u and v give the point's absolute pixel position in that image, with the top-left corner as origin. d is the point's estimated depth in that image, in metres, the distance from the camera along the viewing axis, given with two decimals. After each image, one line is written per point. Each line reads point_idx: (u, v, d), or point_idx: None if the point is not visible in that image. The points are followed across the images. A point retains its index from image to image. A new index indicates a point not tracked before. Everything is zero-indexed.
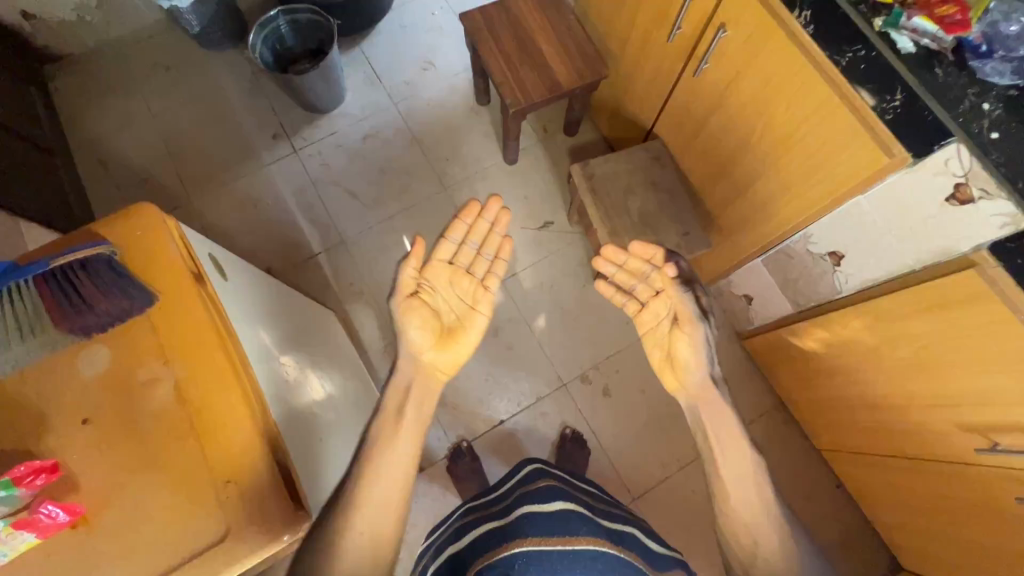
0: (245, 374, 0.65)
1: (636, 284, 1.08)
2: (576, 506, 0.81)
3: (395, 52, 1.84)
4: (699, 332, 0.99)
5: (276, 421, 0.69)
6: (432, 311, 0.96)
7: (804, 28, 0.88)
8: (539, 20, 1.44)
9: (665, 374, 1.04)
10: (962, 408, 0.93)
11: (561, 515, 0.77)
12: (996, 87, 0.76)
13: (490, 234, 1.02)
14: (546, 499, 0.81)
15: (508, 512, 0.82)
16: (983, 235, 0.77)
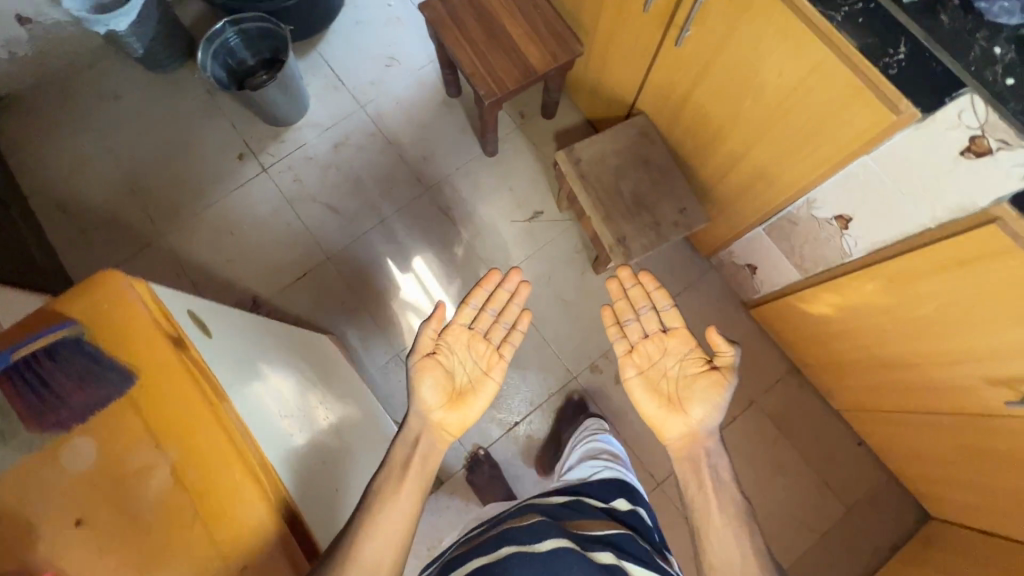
0: (246, 443, 0.61)
1: (642, 311, 1.06)
2: (568, 543, 0.74)
3: (355, 51, 1.74)
4: (733, 381, 0.92)
5: (287, 481, 0.66)
6: (445, 371, 0.93)
7: None
8: (503, 1, 1.36)
9: (668, 423, 0.94)
10: (988, 362, 0.91)
11: (552, 556, 0.71)
12: (1006, 28, 0.70)
13: (509, 307, 1.03)
14: (532, 538, 0.75)
15: (496, 544, 0.77)
16: (1004, 188, 0.73)
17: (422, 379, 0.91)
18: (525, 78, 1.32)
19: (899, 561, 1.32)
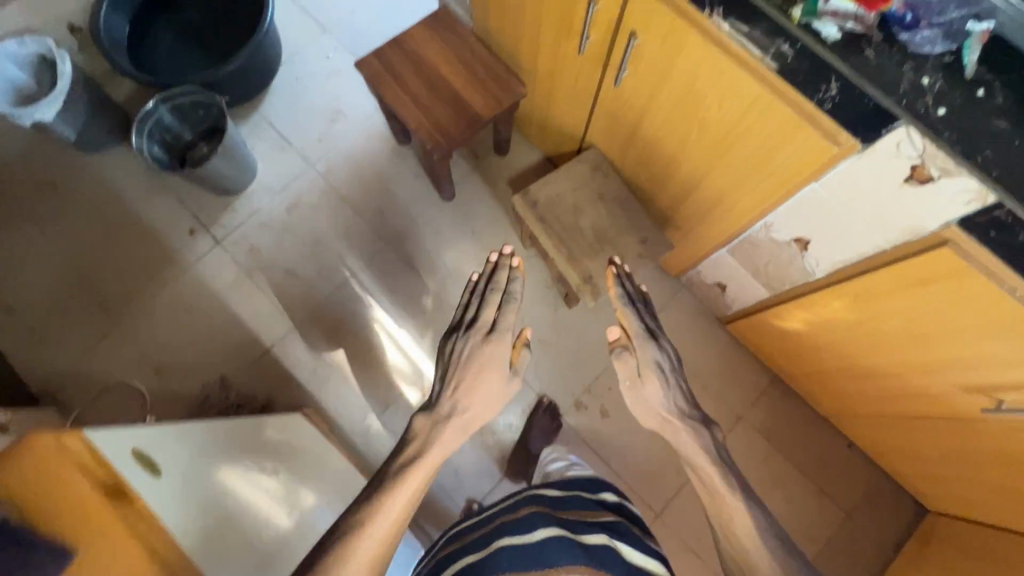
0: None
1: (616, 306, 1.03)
2: (558, 530, 0.77)
3: (299, 108, 1.70)
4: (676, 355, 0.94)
5: None
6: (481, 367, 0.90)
7: (721, 26, 0.80)
8: (440, 51, 1.34)
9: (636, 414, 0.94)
10: (961, 371, 0.91)
11: (543, 545, 0.74)
12: (931, 57, 0.71)
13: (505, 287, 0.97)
14: (525, 530, 0.78)
15: (491, 537, 0.79)
16: (951, 212, 0.73)
17: (475, 394, 0.86)
18: (471, 126, 1.30)
19: (904, 560, 1.32)
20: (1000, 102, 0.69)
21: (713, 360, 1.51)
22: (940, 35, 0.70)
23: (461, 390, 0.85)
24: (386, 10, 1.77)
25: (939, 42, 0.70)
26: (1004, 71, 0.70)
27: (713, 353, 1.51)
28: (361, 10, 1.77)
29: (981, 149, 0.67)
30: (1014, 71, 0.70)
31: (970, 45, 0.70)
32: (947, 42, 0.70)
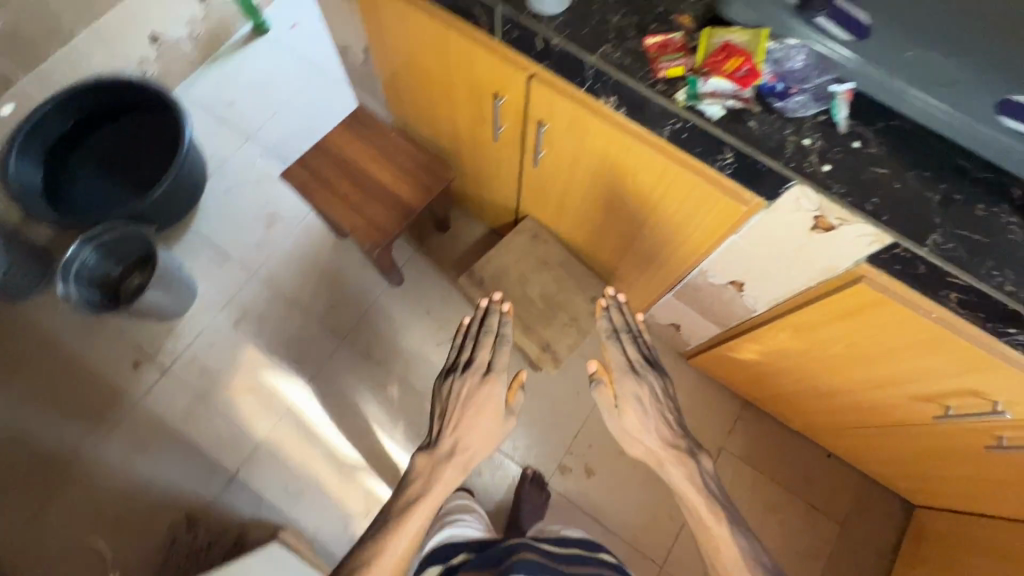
0: None
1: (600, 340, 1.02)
2: None
3: (233, 218, 1.69)
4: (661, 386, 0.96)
5: None
6: None
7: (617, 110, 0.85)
8: (363, 150, 1.36)
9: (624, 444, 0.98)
10: (906, 383, 0.95)
11: None
12: (807, 119, 0.77)
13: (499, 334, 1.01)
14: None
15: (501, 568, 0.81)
16: (857, 252, 0.78)
17: (472, 432, 0.90)
18: (405, 216, 1.31)
19: (904, 562, 1.33)
20: (875, 150, 0.75)
21: (684, 395, 1.53)
22: (810, 99, 0.77)
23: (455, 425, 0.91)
24: (307, 109, 1.80)
25: (812, 104, 0.76)
26: (872, 121, 0.77)
27: (683, 389, 1.53)
28: (282, 113, 1.79)
29: (869, 196, 0.73)
30: (881, 121, 0.77)
31: (838, 104, 0.76)
32: (818, 104, 0.77)
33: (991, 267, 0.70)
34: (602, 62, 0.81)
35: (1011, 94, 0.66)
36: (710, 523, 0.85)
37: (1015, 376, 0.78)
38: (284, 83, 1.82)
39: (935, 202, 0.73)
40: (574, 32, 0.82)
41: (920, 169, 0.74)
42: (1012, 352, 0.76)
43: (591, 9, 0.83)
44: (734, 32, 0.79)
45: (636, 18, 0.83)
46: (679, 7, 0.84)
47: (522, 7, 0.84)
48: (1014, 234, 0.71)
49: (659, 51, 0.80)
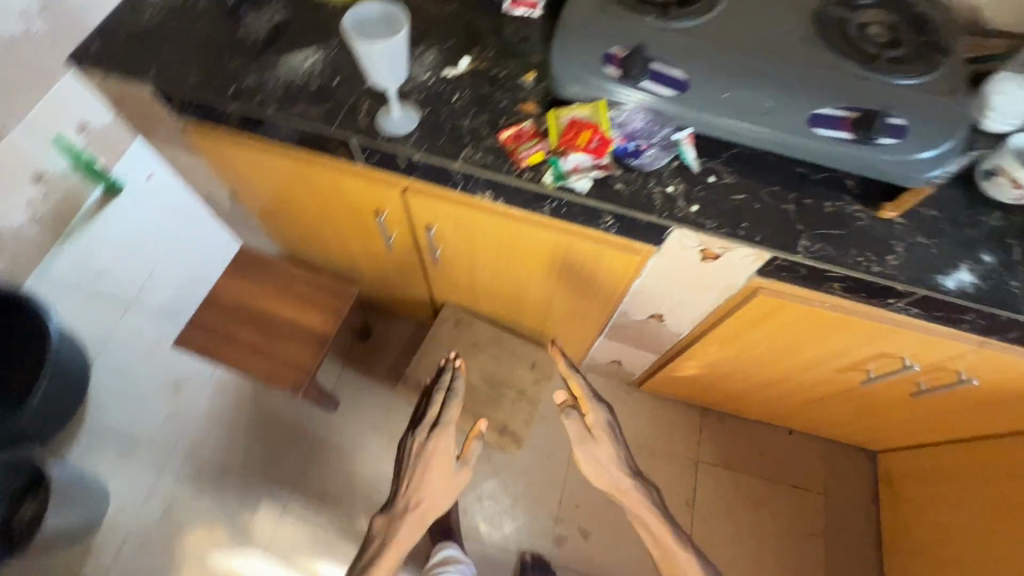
0: None
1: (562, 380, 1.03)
2: None
3: (130, 396, 1.50)
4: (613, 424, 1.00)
5: None
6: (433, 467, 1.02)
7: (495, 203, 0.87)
8: (256, 291, 1.29)
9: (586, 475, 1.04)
10: (831, 360, 1.02)
11: None
12: (664, 168, 0.84)
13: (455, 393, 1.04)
14: None
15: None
16: (747, 270, 0.84)
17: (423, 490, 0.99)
18: (321, 347, 1.25)
19: (889, 512, 1.40)
20: (730, 179, 0.83)
21: (648, 422, 1.54)
22: (659, 150, 0.83)
23: (413, 478, 0.99)
24: (189, 258, 1.69)
25: (663, 155, 0.83)
26: (718, 154, 0.85)
27: (645, 416, 1.54)
28: (162, 269, 1.67)
29: (738, 222, 0.80)
30: (724, 152, 0.85)
31: (684, 150, 0.84)
32: (668, 153, 0.83)
33: (857, 254, 0.78)
34: (467, 164, 0.83)
35: (814, 109, 0.79)
36: (663, 537, 0.96)
37: (907, 334, 0.86)
38: (157, 237, 1.71)
39: (791, 211, 0.81)
40: (431, 143, 0.84)
41: (770, 185, 0.83)
42: (898, 317, 0.84)
43: (441, 118, 0.86)
44: (575, 108, 0.86)
45: (486, 116, 0.87)
46: (521, 96, 0.89)
47: (375, 131, 0.85)
48: (864, 219, 0.80)
49: (515, 142, 0.84)
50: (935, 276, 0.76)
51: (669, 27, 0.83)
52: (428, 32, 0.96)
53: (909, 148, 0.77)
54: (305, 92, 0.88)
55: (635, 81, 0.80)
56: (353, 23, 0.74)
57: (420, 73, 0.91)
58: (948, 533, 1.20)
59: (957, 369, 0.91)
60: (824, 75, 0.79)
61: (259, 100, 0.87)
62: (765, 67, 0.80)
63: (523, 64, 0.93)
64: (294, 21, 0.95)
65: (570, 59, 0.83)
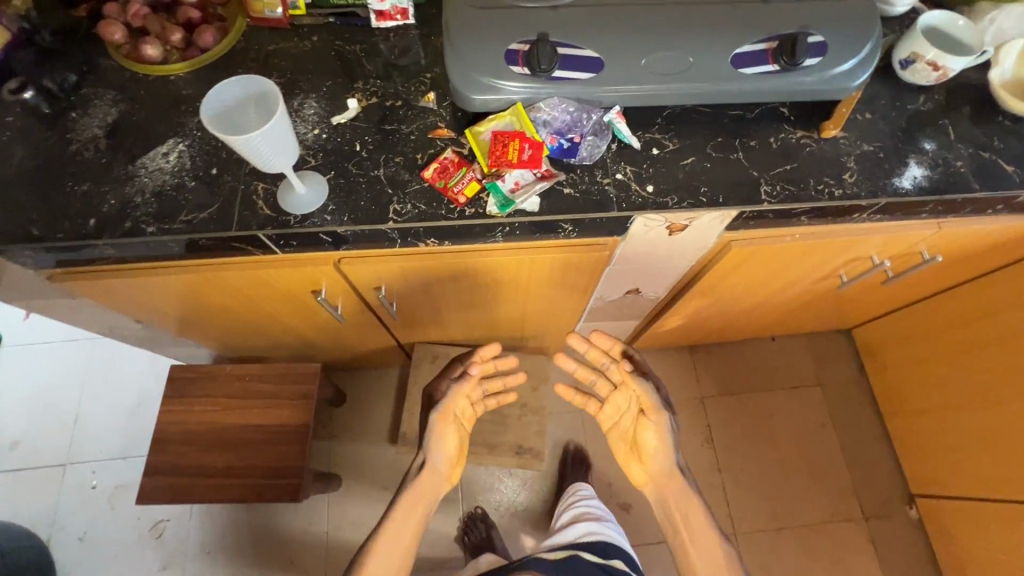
0: None
1: (605, 364, 0.94)
2: None
3: (111, 562, 1.33)
4: (667, 424, 0.91)
5: None
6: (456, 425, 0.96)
7: (443, 246, 0.79)
8: (208, 408, 1.14)
9: (632, 468, 0.96)
10: (807, 277, 1.03)
11: None
12: (605, 154, 0.78)
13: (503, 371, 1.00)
14: None
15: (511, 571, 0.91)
16: (716, 229, 0.81)
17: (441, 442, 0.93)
18: (304, 441, 1.13)
19: (877, 379, 1.50)
20: (673, 145, 0.78)
21: None
22: (594, 139, 0.77)
23: (442, 442, 0.94)
24: (115, 389, 1.48)
25: (600, 142, 0.77)
26: (652, 122, 0.80)
27: None
28: (90, 412, 1.46)
29: (697, 189, 0.76)
30: (657, 117, 0.80)
31: (620, 128, 0.77)
32: (604, 138, 0.77)
33: (815, 182, 0.76)
34: (401, 221, 0.73)
35: (735, 50, 0.74)
36: (697, 542, 0.84)
37: (873, 237, 0.87)
38: (68, 380, 1.49)
39: (742, 159, 0.78)
40: (353, 210, 0.74)
41: (714, 138, 0.79)
42: (864, 226, 0.84)
43: (352, 177, 0.75)
44: (492, 119, 0.77)
45: (400, 158, 0.77)
46: (429, 123, 0.79)
47: (284, 217, 0.73)
48: (811, 144, 0.78)
49: (443, 178, 0.75)
50: (890, 181, 0.77)
51: (561, 4, 0.75)
52: (297, 79, 0.82)
53: (832, 63, 0.75)
54: (183, 197, 0.74)
55: (547, 75, 0.73)
56: (211, 113, 0.60)
57: (307, 131, 0.78)
58: (941, 385, 1.29)
59: (921, 250, 0.94)
60: (732, 11, 0.75)
61: (131, 223, 0.72)
62: (673, 19, 0.74)
63: (418, 86, 0.82)
64: (135, 114, 0.79)
65: (470, 68, 0.73)
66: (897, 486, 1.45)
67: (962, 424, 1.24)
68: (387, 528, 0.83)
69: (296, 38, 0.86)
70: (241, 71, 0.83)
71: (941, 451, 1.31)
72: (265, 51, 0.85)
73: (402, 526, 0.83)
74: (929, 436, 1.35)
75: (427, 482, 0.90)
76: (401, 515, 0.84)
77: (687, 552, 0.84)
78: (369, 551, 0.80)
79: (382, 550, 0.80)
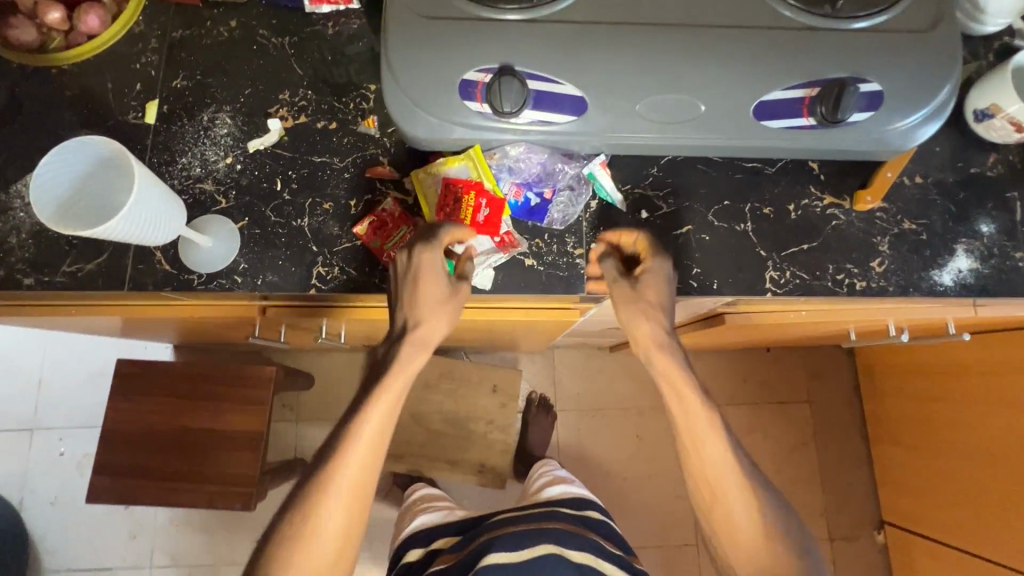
0: None
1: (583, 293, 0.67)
2: (548, 544, 0.73)
3: (81, 526, 1.36)
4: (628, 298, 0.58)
5: None
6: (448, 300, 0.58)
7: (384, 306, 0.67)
8: (156, 408, 1.09)
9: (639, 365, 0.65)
10: (811, 330, 0.91)
11: (531, 563, 0.70)
12: (581, 217, 0.64)
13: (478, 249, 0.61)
14: (512, 544, 0.72)
15: (473, 556, 0.73)
16: (707, 306, 0.69)
17: (433, 314, 0.56)
18: (257, 449, 1.08)
19: (871, 403, 1.41)
20: (666, 209, 0.64)
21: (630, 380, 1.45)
22: (570, 194, 0.63)
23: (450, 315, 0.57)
24: (76, 358, 1.43)
25: (577, 198, 0.63)
26: (644, 174, 0.65)
27: (626, 375, 1.45)
28: (52, 378, 1.42)
29: (687, 271, 0.62)
30: (652, 166, 0.65)
31: (600, 181, 0.63)
32: (581, 196, 0.63)
33: (834, 270, 0.62)
34: (326, 290, 0.62)
35: (762, 98, 0.57)
36: (701, 447, 0.58)
37: (894, 316, 0.73)
38: (25, 345, 1.43)
39: (749, 232, 0.63)
40: (270, 271, 0.62)
41: (717, 202, 0.64)
42: (886, 307, 0.71)
43: (269, 227, 0.62)
44: (443, 163, 0.62)
45: (329, 204, 0.63)
46: (369, 157, 0.64)
47: (186, 275, 0.61)
48: (838, 218, 0.64)
49: (381, 236, 0.62)
50: (928, 274, 0.62)
51: (541, 17, 0.56)
52: (209, 83, 0.66)
53: (886, 120, 0.58)
54: (65, 242, 0.61)
55: (515, 114, 0.57)
56: (52, 199, 0.48)
57: (218, 159, 0.64)
58: (935, 429, 1.20)
59: (948, 321, 0.80)
60: (770, 37, 0.56)
61: (4, 271, 0.60)
62: (688, 46, 0.56)
63: (359, 103, 0.66)
64: (8, 122, 0.64)
65: (415, 102, 0.57)
66: (869, 509, 1.42)
67: (948, 472, 1.17)
68: (345, 449, 0.55)
69: (208, 21, 0.67)
70: (137, 66, 0.66)
71: (921, 490, 1.26)
72: (169, 39, 0.67)
73: (369, 455, 0.55)
74: (911, 471, 1.29)
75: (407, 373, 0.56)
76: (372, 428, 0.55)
77: (691, 458, 0.59)
78: (321, 495, 0.54)
79: (341, 488, 0.54)
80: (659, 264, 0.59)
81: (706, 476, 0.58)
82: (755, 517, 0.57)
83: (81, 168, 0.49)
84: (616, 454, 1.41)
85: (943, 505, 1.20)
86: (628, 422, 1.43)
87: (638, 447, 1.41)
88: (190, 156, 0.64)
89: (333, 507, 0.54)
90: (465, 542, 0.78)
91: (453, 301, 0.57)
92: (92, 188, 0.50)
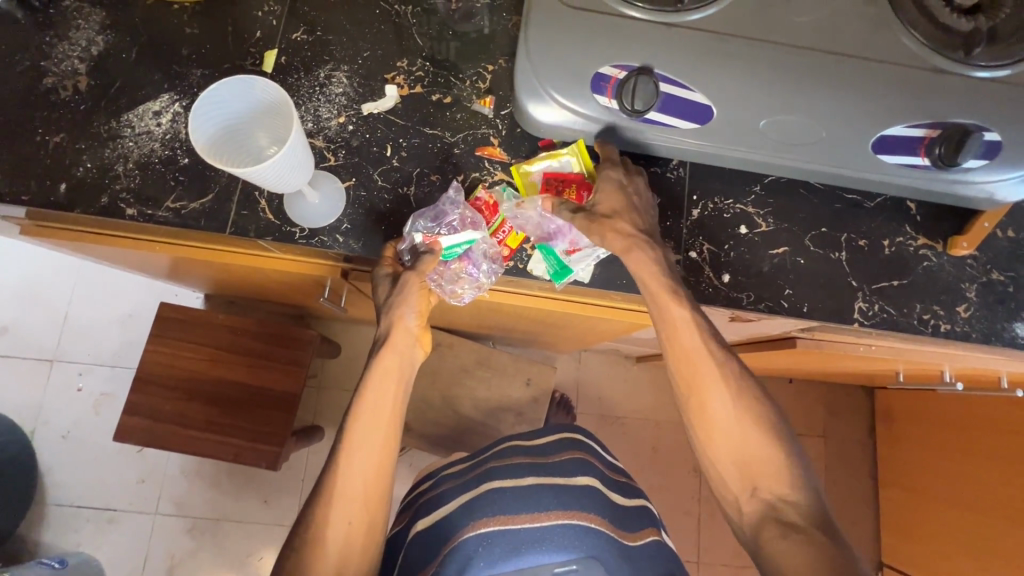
0: None
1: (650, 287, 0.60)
2: (551, 474, 0.69)
3: (90, 462, 1.35)
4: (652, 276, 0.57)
5: None
6: (402, 304, 0.59)
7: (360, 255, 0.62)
8: (193, 355, 1.08)
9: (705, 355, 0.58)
10: (862, 365, 0.91)
11: (538, 487, 0.67)
12: (682, 224, 0.65)
13: (432, 262, 0.60)
14: (522, 472, 0.70)
15: (488, 478, 0.70)
16: (782, 328, 0.70)
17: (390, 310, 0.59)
18: (289, 410, 1.09)
19: (886, 447, 1.43)
20: (766, 228, 0.65)
21: (653, 392, 1.45)
22: (468, 265, 0.64)
23: (411, 306, 0.60)
24: (105, 295, 1.42)
25: (494, 262, 0.64)
26: (746, 191, 0.66)
27: (649, 387, 1.46)
28: (79, 311, 1.41)
29: (780, 291, 0.64)
30: (755, 183, 0.66)
31: (457, 243, 0.62)
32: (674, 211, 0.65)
33: (921, 309, 0.64)
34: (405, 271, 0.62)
35: (884, 132, 0.58)
36: (677, 343, 0.57)
37: (957, 361, 0.74)
38: (58, 274, 1.42)
39: (843, 261, 0.65)
40: (374, 236, 0.62)
41: (814, 228, 0.65)
42: (954, 353, 0.72)
43: (376, 190, 0.63)
44: (545, 155, 0.63)
45: (436, 176, 0.64)
46: (480, 135, 0.65)
47: (289, 227, 0.61)
48: (930, 259, 0.65)
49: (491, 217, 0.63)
50: (1010, 325, 0.64)
51: (682, 23, 0.57)
52: (328, 40, 0.66)
53: (993, 173, 0.59)
54: (172, 177, 0.61)
55: (640, 113, 0.57)
56: (208, 127, 0.50)
57: (331, 117, 0.64)
58: (949, 478, 1.22)
59: (1004, 375, 0.81)
60: (899, 74, 0.57)
61: (108, 197, 0.61)
62: (821, 70, 0.56)
63: (475, 82, 0.66)
64: (125, 50, 0.64)
65: (544, 87, 0.57)
66: (870, 550, 1.43)
67: (956, 524, 1.18)
68: (343, 454, 0.55)
69: None
70: (259, 13, 0.66)
71: (925, 538, 1.27)
72: None
73: (370, 458, 0.56)
74: (917, 516, 1.30)
75: (391, 366, 0.59)
76: (371, 432, 0.56)
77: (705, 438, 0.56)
78: (326, 510, 0.54)
79: (343, 495, 0.54)
80: (614, 174, 0.60)
81: (688, 366, 0.57)
82: (769, 463, 0.54)
83: (233, 109, 0.51)
84: (629, 462, 1.42)
85: (946, 553, 1.21)
86: (645, 434, 1.43)
87: (653, 460, 1.42)
88: (303, 111, 0.64)
89: (337, 516, 0.53)
90: (477, 467, 0.76)
91: (407, 291, 0.60)
92: (240, 128, 0.52)
